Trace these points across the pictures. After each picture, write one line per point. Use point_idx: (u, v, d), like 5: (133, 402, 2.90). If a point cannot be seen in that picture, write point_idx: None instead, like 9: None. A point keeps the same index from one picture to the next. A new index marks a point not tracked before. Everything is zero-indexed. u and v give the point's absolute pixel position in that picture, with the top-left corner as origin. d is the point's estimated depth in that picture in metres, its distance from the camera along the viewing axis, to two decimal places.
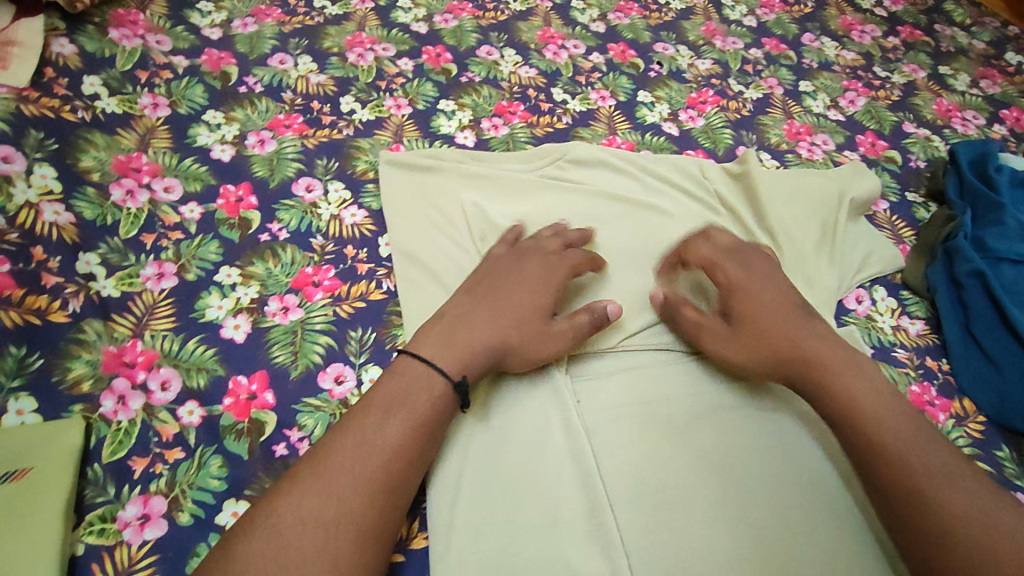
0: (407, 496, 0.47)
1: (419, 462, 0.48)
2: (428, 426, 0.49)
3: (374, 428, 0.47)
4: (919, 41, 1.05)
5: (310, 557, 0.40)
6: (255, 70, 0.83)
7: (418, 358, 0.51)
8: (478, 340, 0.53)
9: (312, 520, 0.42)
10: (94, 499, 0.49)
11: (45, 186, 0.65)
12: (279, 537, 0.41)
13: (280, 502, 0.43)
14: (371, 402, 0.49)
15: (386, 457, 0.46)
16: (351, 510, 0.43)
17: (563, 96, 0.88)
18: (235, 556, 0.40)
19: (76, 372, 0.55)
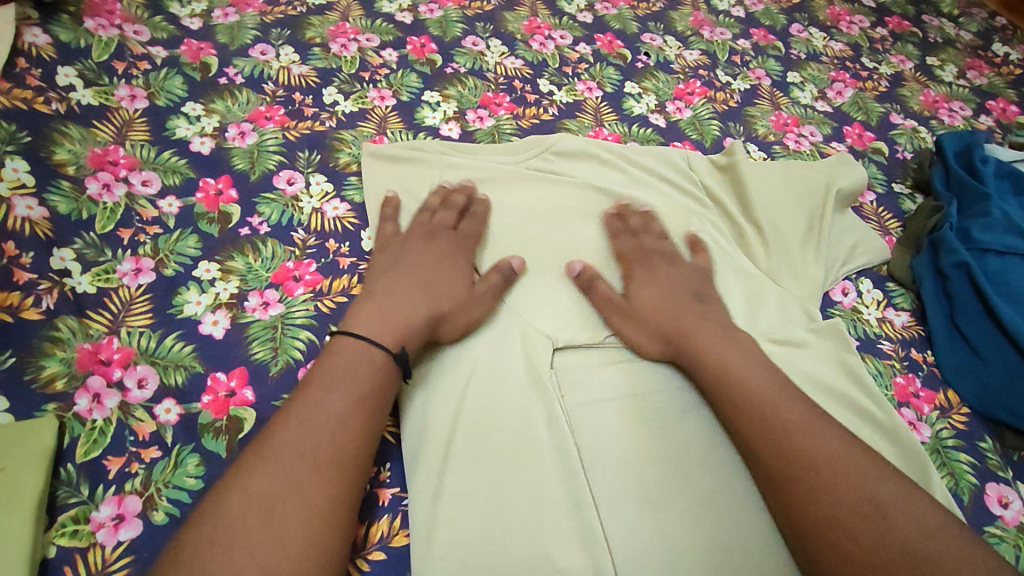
0: (361, 464, 0.47)
1: (369, 431, 0.48)
2: (368, 395, 0.50)
3: (314, 405, 0.47)
4: (907, 32, 1.05)
5: (255, 534, 0.41)
6: (235, 61, 0.81)
7: (350, 334, 0.53)
8: (411, 310, 0.56)
9: (257, 500, 0.42)
10: (67, 500, 0.48)
11: (17, 180, 0.63)
12: (223, 522, 0.41)
13: (228, 487, 0.43)
14: (312, 380, 0.50)
15: (330, 432, 0.47)
16: (298, 485, 0.44)
17: (549, 87, 0.87)
18: (186, 541, 0.41)
19: (50, 370, 0.54)
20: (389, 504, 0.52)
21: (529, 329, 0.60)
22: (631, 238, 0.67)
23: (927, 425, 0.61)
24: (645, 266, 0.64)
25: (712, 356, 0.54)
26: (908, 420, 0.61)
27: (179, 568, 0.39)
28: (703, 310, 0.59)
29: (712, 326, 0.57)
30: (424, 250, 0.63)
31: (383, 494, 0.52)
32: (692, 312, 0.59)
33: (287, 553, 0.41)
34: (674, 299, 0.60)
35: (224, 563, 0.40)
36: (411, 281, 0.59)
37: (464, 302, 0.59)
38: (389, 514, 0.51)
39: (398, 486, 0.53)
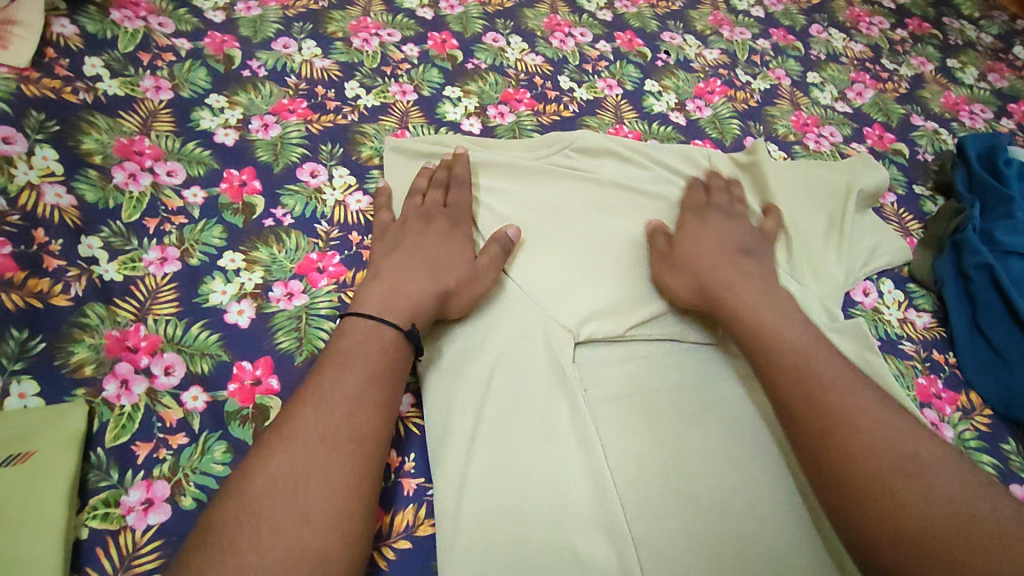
0: (379, 441, 0.49)
1: (384, 409, 0.50)
2: (381, 372, 0.51)
3: (332, 388, 0.49)
4: (927, 33, 1.04)
5: (282, 516, 0.42)
6: (258, 54, 0.81)
7: (363, 317, 0.54)
8: (418, 290, 0.57)
9: (280, 479, 0.44)
10: (98, 483, 0.49)
11: (47, 168, 0.63)
12: (248, 501, 0.43)
13: (251, 467, 0.45)
14: (327, 362, 0.51)
15: (349, 413, 0.48)
16: (319, 464, 0.45)
17: (569, 84, 0.87)
18: (217, 520, 0.42)
19: (79, 356, 0.54)
20: (414, 494, 0.52)
21: (549, 319, 0.60)
22: (700, 194, 0.71)
23: (950, 426, 0.61)
24: (701, 219, 0.67)
25: (749, 315, 0.57)
26: (930, 421, 0.61)
27: (207, 551, 0.41)
28: (741, 265, 0.62)
29: (752, 284, 0.60)
30: (424, 231, 0.63)
31: (408, 484, 0.53)
32: (729, 264, 0.62)
33: (314, 530, 0.42)
34: (718, 254, 0.63)
35: (253, 541, 0.41)
36: (415, 261, 0.60)
37: (469, 277, 0.60)
38: (414, 503, 0.52)
39: (423, 476, 0.53)
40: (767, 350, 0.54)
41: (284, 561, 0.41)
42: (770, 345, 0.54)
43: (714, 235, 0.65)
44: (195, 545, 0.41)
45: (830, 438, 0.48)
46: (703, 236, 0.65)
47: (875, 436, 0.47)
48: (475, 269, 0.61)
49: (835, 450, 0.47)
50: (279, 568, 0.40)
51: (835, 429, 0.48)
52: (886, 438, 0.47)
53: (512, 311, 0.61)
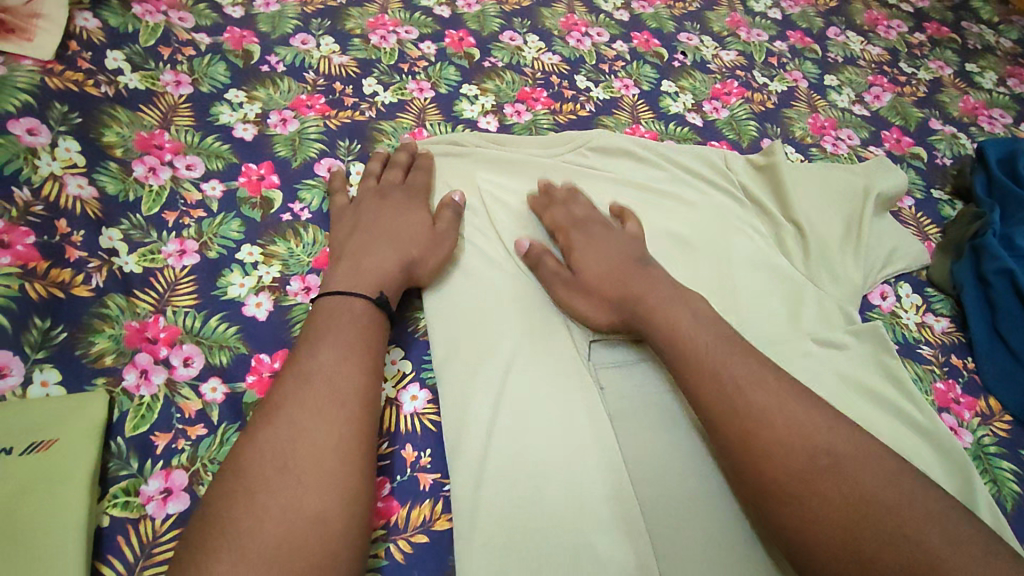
0: (366, 408, 0.49)
1: (367, 375, 0.50)
2: (358, 340, 0.52)
3: (338, 379, 0.49)
4: (946, 37, 1.04)
5: (290, 505, 0.42)
6: (277, 50, 0.82)
7: (332, 294, 0.55)
8: (383, 259, 0.59)
9: (269, 448, 0.44)
10: (118, 472, 0.50)
11: (69, 159, 0.64)
12: (241, 472, 0.43)
13: (242, 441, 0.45)
14: (328, 351, 0.50)
15: (353, 406, 0.48)
16: (306, 430, 0.45)
17: (586, 83, 0.87)
18: (225, 508, 0.42)
19: (99, 347, 0.55)
20: (430, 489, 0.53)
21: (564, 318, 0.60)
22: (563, 209, 0.67)
23: (969, 432, 0.61)
24: (582, 233, 0.64)
25: (670, 319, 0.55)
26: (949, 426, 0.61)
27: (212, 535, 0.40)
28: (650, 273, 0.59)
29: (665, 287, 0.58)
30: (381, 204, 0.65)
31: (424, 479, 0.53)
32: (640, 274, 0.59)
33: (310, 495, 0.43)
34: (619, 264, 0.60)
35: (250, 509, 0.41)
36: (377, 233, 0.61)
37: (431, 244, 0.62)
38: (430, 498, 0.52)
39: (439, 472, 0.53)
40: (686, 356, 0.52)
41: (282, 525, 0.41)
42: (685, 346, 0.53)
43: (610, 249, 0.62)
44: (195, 521, 0.42)
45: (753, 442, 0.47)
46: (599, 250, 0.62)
47: (793, 431, 0.46)
48: (436, 235, 0.63)
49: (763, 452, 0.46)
50: (277, 531, 0.41)
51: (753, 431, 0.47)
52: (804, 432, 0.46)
53: (511, 301, 0.61)
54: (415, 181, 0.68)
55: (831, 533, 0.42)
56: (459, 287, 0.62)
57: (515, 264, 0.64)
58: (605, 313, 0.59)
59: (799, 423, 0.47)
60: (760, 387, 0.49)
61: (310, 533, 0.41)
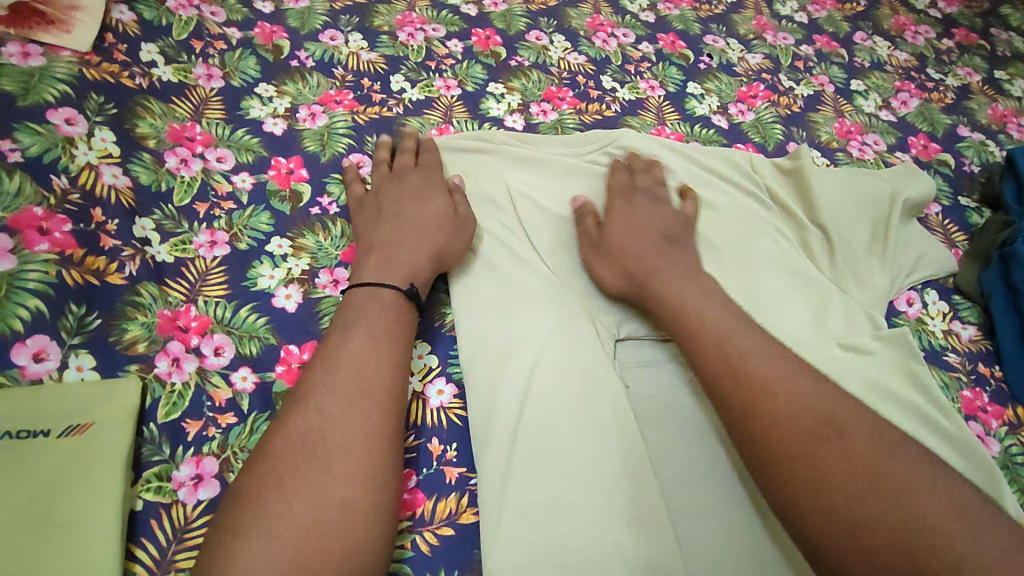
0: (392, 396, 0.49)
1: (393, 364, 0.51)
2: (385, 329, 0.53)
3: (365, 368, 0.49)
4: (975, 44, 1.03)
5: (313, 492, 0.43)
6: (306, 45, 0.82)
7: (356, 287, 0.56)
8: (413, 251, 0.60)
9: (297, 435, 0.45)
10: (151, 457, 0.50)
11: (105, 149, 0.65)
12: (270, 459, 0.44)
13: (271, 429, 0.46)
14: (357, 339, 0.51)
15: (382, 396, 0.49)
16: (332, 418, 0.46)
17: (612, 84, 0.87)
18: (253, 492, 0.43)
19: (132, 333, 0.56)
20: (457, 482, 0.53)
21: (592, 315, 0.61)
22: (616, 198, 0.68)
23: (995, 440, 0.61)
24: (629, 204, 0.67)
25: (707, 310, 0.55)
26: (976, 434, 0.61)
27: (237, 513, 0.42)
28: (676, 252, 0.62)
29: (681, 265, 0.60)
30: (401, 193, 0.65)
31: (451, 472, 0.53)
32: (666, 251, 0.62)
33: (337, 482, 0.43)
34: (651, 238, 0.63)
35: (278, 495, 0.42)
36: (401, 224, 0.62)
37: (457, 233, 0.63)
38: (456, 492, 0.53)
39: (465, 465, 0.54)
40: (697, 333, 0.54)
41: (310, 511, 0.42)
42: (693, 325, 0.55)
43: (641, 226, 0.64)
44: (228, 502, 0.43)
45: (760, 406, 0.49)
46: (628, 227, 0.64)
47: (798, 402, 0.48)
48: (460, 223, 0.64)
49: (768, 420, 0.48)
50: (305, 517, 0.41)
51: (758, 398, 0.49)
52: (810, 404, 0.48)
53: (535, 297, 0.61)
54: (426, 164, 0.69)
55: (828, 495, 0.44)
56: (487, 277, 0.63)
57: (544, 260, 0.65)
58: (618, 280, 0.61)
59: (803, 402, 0.48)
60: (765, 360, 0.51)
61: (338, 519, 0.42)
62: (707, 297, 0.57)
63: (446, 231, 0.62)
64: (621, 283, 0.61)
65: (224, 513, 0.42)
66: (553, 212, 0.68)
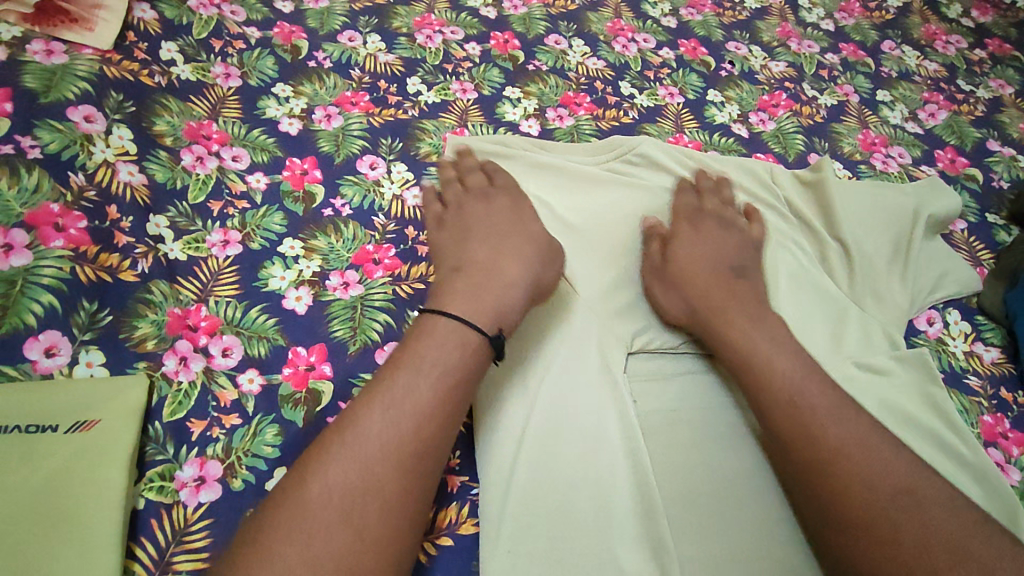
0: (438, 458, 0.47)
1: (448, 424, 0.48)
2: (451, 385, 0.49)
3: (421, 421, 0.47)
4: (1008, 55, 1.00)
5: (340, 548, 0.41)
6: (324, 46, 0.82)
7: (444, 317, 0.53)
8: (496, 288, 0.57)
9: (337, 487, 0.43)
10: (154, 456, 0.51)
11: (122, 147, 0.65)
12: (305, 509, 0.42)
13: (312, 469, 0.44)
14: (423, 388, 0.48)
15: (427, 450, 0.47)
16: (377, 477, 0.44)
17: (630, 90, 0.86)
18: (276, 534, 0.41)
19: (142, 331, 0.56)
20: (459, 491, 0.53)
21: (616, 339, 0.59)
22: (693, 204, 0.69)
23: (1016, 468, 0.59)
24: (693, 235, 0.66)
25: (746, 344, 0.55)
26: (996, 461, 0.59)
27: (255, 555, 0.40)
28: (738, 286, 0.61)
29: (747, 301, 0.60)
30: (487, 211, 0.66)
31: (453, 481, 0.53)
32: (735, 286, 0.61)
33: (363, 549, 0.42)
34: (716, 270, 0.63)
35: (300, 552, 0.40)
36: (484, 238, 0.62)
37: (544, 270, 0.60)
38: (458, 501, 0.52)
39: (468, 474, 0.53)
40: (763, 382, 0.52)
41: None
42: (761, 373, 0.53)
43: (712, 252, 0.64)
44: (246, 542, 0.41)
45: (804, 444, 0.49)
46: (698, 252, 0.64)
47: (875, 465, 0.47)
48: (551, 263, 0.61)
49: (837, 479, 0.46)
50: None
51: (827, 458, 0.47)
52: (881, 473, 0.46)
53: (564, 317, 0.60)
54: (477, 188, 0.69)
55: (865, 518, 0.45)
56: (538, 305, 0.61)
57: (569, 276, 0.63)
58: (678, 308, 0.61)
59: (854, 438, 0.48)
60: (840, 421, 0.49)
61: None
62: (777, 344, 0.55)
63: (541, 254, 0.61)
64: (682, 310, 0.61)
65: (245, 548, 0.41)
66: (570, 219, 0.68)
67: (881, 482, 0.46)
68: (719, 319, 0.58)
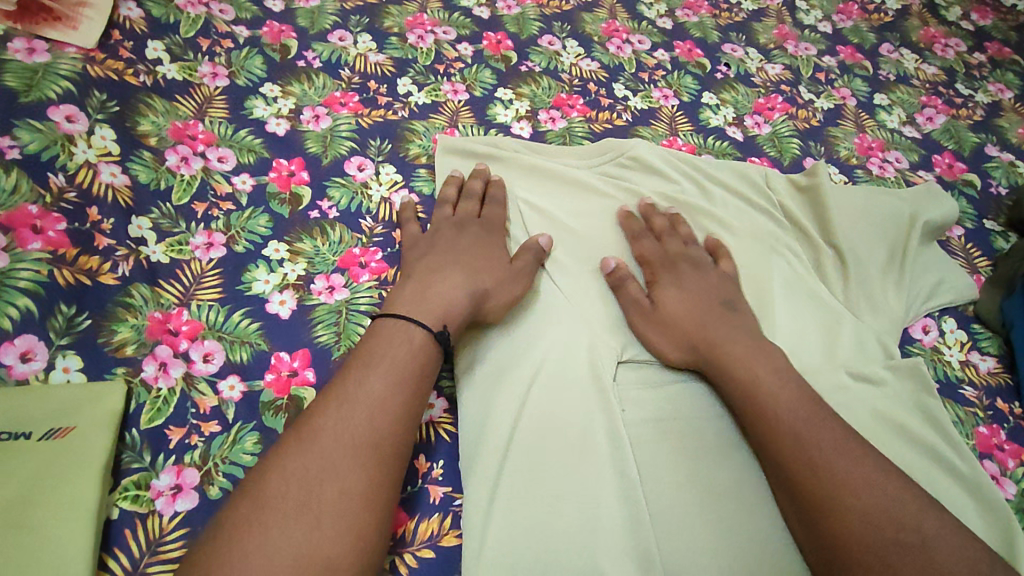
0: (400, 445, 0.48)
1: (408, 412, 0.49)
2: (408, 374, 0.50)
3: (377, 408, 0.47)
4: (1008, 59, 0.99)
5: (299, 534, 0.41)
6: (314, 45, 0.81)
7: (394, 316, 0.54)
8: (450, 289, 0.56)
9: (295, 478, 0.43)
10: (131, 464, 0.50)
11: (104, 147, 0.64)
12: (263, 500, 0.42)
13: (268, 465, 0.44)
14: (375, 378, 0.49)
15: (385, 438, 0.47)
16: (335, 467, 0.44)
17: (624, 92, 0.85)
18: (233, 526, 0.41)
19: (121, 336, 0.55)
20: (440, 502, 0.52)
21: (594, 337, 0.58)
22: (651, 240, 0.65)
23: (1012, 481, 0.58)
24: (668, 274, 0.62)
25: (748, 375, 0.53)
26: (991, 474, 0.58)
27: (214, 546, 0.40)
28: (735, 318, 0.58)
29: (744, 335, 0.56)
30: (460, 236, 0.63)
31: (435, 491, 0.52)
32: (727, 319, 0.58)
33: (325, 537, 0.41)
34: (705, 303, 0.59)
35: (260, 541, 0.40)
36: (453, 261, 0.60)
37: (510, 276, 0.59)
38: (439, 512, 0.51)
39: (450, 485, 0.52)
40: (768, 412, 0.50)
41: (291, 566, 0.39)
42: (763, 405, 0.51)
43: (698, 284, 0.61)
44: (204, 546, 0.41)
45: (805, 470, 0.47)
46: (685, 285, 0.61)
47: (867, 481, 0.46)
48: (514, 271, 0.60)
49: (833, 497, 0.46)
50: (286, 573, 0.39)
51: (828, 485, 0.46)
52: (886, 503, 0.45)
53: (536, 318, 0.59)
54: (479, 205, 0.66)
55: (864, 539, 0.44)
56: None
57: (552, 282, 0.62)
58: (681, 353, 0.57)
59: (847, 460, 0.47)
60: (848, 456, 0.47)
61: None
62: (779, 374, 0.53)
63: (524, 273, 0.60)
64: (681, 350, 0.57)
65: (208, 541, 0.41)
66: (565, 227, 0.66)
67: (883, 506, 0.45)
68: (720, 353, 0.55)
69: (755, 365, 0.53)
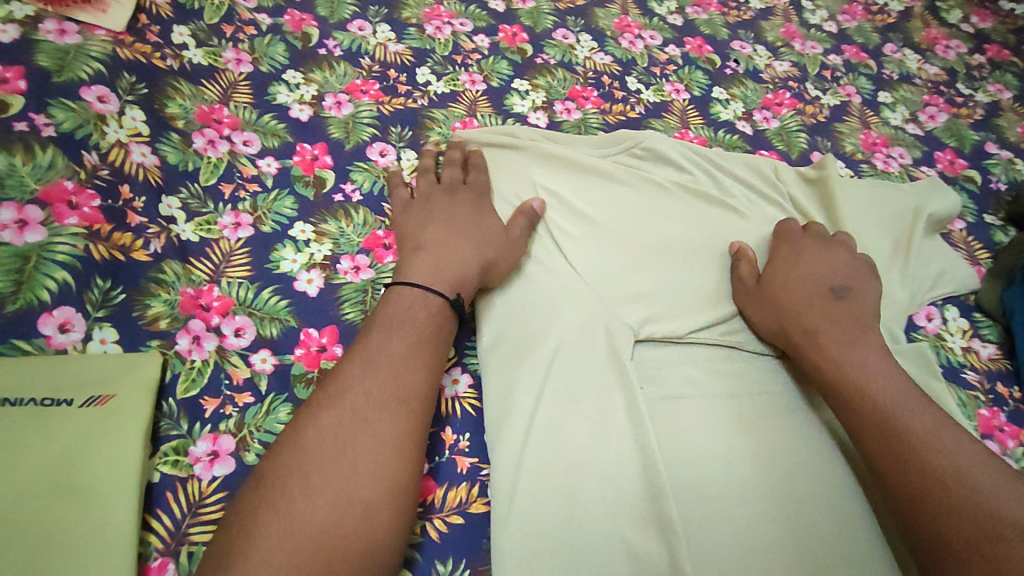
0: (426, 406, 0.50)
1: (431, 375, 0.52)
2: (425, 338, 0.53)
3: (402, 369, 0.50)
4: (1007, 61, 1.02)
5: (337, 481, 0.43)
6: (335, 34, 0.83)
7: (411, 286, 0.56)
8: (459, 260, 0.59)
9: (330, 431, 0.45)
10: (169, 431, 0.51)
11: (134, 128, 0.66)
12: (300, 451, 0.45)
13: (304, 419, 0.47)
14: (400, 342, 0.52)
15: (412, 399, 0.49)
16: (367, 421, 0.46)
17: (637, 85, 0.87)
18: (274, 476, 0.44)
19: (155, 310, 0.56)
20: (467, 472, 0.54)
21: (610, 314, 0.60)
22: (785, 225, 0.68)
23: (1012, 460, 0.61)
24: (795, 257, 0.65)
25: (838, 360, 0.56)
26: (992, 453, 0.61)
27: (259, 493, 0.43)
28: (841, 308, 0.60)
29: (838, 324, 0.59)
30: (455, 210, 0.65)
31: (462, 462, 0.54)
32: (833, 307, 0.60)
33: (361, 486, 0.44)
34: (813, 290, 0.62)
35: (303, 487, 0.43)
36: (466, 237, 0.62)
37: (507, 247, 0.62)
38: (467, 481, 0.53)
39: (477, 456, 0.55)
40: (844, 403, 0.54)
41: (331, 510, 0.42)
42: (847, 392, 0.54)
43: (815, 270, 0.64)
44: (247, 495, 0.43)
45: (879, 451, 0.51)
46: (797, 270, 0.64)
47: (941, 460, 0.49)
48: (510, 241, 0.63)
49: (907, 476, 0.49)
50: (326, 515, 0.42)
51: (903, 463, 0.50)
52: (961, 479, 0.48)
53: (556, 294, 0.61)
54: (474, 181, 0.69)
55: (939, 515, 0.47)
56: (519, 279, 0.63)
57: (568, 261, 0.64)
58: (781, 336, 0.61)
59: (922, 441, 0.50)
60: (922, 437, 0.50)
61: (359, 523, 0.43)
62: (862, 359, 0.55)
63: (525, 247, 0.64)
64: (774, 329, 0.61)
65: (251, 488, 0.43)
66: (584, 212, 0.68)
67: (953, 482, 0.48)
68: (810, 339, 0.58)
69: (845, 352, 0.56)
